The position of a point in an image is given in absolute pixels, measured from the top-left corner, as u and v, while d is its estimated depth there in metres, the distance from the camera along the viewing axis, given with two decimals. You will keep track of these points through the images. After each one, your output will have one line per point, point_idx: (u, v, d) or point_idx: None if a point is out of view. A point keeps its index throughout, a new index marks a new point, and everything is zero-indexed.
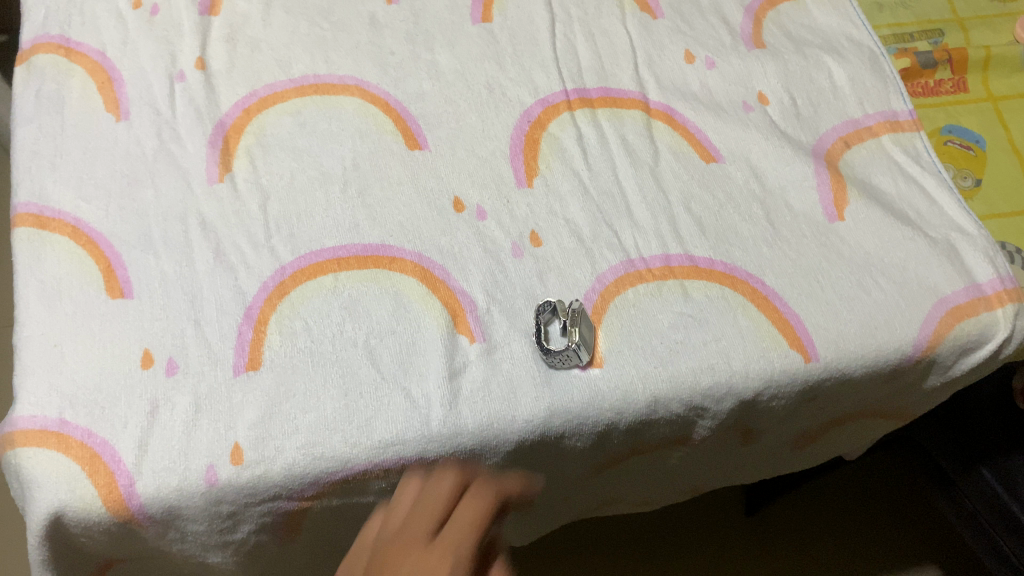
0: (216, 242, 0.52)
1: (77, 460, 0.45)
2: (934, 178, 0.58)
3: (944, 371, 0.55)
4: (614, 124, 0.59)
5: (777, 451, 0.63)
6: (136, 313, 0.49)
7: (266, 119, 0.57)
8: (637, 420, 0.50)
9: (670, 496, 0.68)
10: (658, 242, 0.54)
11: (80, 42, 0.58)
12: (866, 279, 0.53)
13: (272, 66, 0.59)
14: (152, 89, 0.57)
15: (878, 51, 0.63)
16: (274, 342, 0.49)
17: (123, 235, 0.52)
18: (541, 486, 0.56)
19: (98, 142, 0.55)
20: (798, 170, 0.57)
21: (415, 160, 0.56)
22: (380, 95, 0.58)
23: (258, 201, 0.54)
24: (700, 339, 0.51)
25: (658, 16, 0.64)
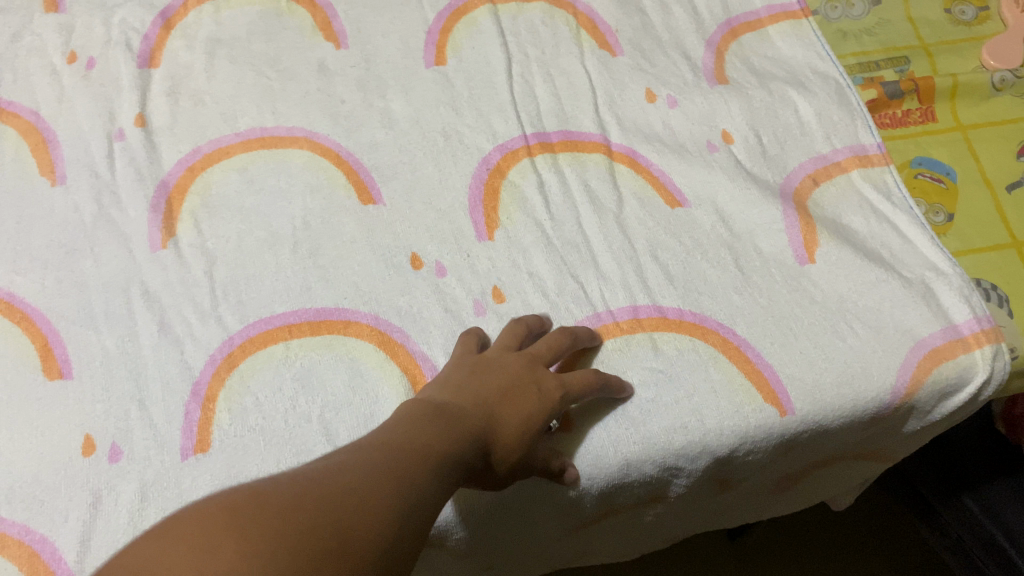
0: (161, 313, 0.49)
1: (14, 560, 0.42)
2: (906, 214, 0.57)
3: (924, 415, 0.53)
4: (576, 169, 0.57)
5: (757, 495, 0.60)
6: (76, 394, 0.47)
7: (211, 177, 0.54)
8: (610, 484, 0.48)
9: (648, 546, 0.66)
10: (625, 293, 0.52)
11: (13, 101, 0.56)
12: (840, 325, 0.52)
13: (217, 120, 0.56)
14: (90, 150, 0.55)
15: (844, 83, 0.62)
16: (223, 421, 0.46)
17: (61, 310, 0.49)
18: (512, 549, 0.53)
19: (33, 210, 0.52)
20: (767, 213, 0.56)
21: (369, 215, 0.54)
22: (331, 147, 0.56)
23: (205, 267, 0.51)
24: (672, 397, 0.49)
25: (618, 53, 0.62)
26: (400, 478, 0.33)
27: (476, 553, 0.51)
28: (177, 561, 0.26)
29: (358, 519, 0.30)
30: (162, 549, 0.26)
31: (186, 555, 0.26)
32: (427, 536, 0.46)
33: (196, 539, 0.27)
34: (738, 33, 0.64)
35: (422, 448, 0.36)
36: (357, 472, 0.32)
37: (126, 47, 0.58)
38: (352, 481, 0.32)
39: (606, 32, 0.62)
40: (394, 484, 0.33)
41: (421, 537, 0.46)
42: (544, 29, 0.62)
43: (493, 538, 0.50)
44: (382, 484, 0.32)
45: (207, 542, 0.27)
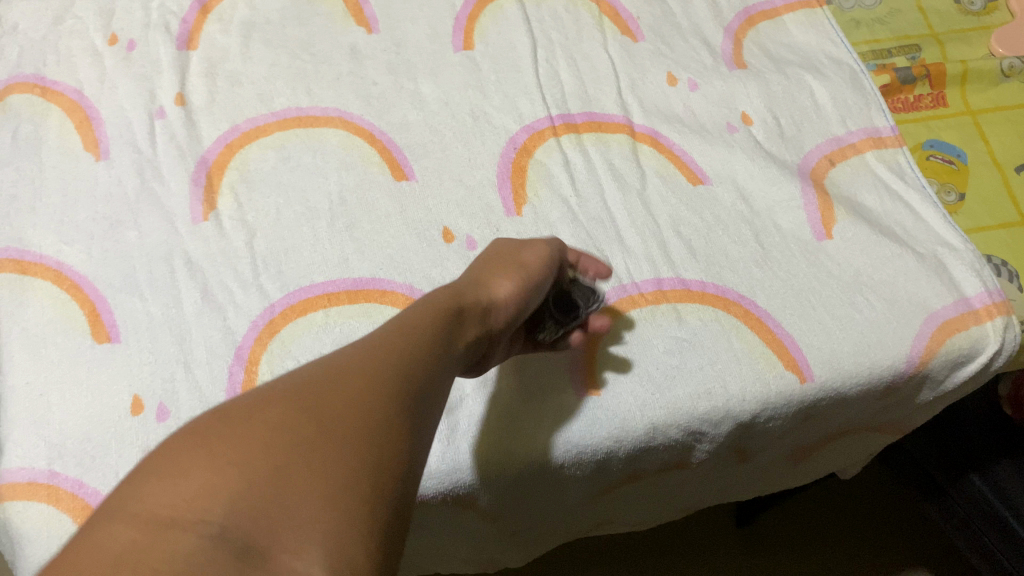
0: (203, 281, 0.51)
1: (68, 512, 0.44)
2: (919, 193, 0.59)
3: (937, 385, 0.55)
4: (600, 149, 0.59)
5: (773, 467, 0.63)
6: (124, 357, 0.48)
7: (249, 153, 0.56)
8: (637, 448, 0.49)
9: (666, 515, 0.68)
10: (649, 266, 0.54)
11: (55, 81, 0.57)
12: (857, 297, 0.54)
13: (253, 100, 0.58)
14: (132, 127, 0.56)
15: (858, 69, 0.64)
16: (266, 383, 0.48)
17: (107, 278, 0.51)
18: (540, 514, 0.55)
19: (78, 183, 0.54)
20: (785, 190, 0.58)
21: (402, 191, 0.56)
22: (364, 127, 0.58)
23: (245, 239, 0.53)
24: (696, 364, 0.50)
25: (639, 39, 0.64)
26: (396, 378, 0.32)
27: (506, 515, 0.53)
28: (150, 494, 0.26)
29: (349, 426, 0.29)
30: (141, 486, 0.27)
31: (170, 486, 0.26)
32: (461, 495, 0.48)
33: (172, 476, 0.27)
34: (755, 21, 0.66)
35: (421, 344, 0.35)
36: (351, 375, 0.32)
37: (164, 29, 0.60)
38: (345, 387, 0.31)
39: (627, 19, 0.65)
40: (389, 387, 0.32)
41: (456, 495, 0.48)
42: (567, 16, 0.64)
43: (522, 500, 0.51)
44: (376, 382, 0.32)
45: (188, 471, 0.27)
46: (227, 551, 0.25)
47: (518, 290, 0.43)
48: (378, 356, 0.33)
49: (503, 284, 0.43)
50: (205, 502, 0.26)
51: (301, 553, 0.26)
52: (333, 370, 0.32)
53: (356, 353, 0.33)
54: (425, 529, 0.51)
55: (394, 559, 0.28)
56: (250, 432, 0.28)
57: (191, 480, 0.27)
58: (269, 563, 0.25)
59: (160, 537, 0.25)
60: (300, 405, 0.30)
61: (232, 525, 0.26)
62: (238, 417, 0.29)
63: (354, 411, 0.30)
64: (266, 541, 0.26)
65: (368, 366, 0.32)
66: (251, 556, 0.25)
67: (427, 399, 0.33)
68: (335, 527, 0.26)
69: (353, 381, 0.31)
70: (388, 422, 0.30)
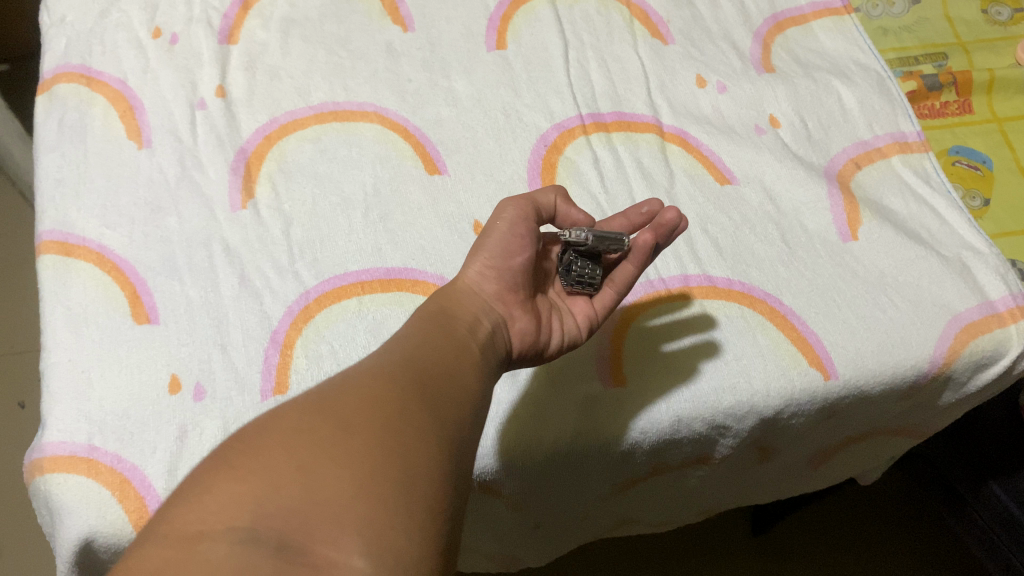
0: (241, 267, 0.52)
1: (106, 485, 0.44)
2: (944, 198, 0.60)
3: (959, 387, 0.55)
4: (629, 148, 0.60)
5: (793, 470, 0.63)
6: (162, 338, 0.49)
7: (287, 145, 0.57)
8: (662, 440, 0.50)
9: (686, 517, 0.68)
10: (676, 262, 0.55)
11: (100, 71, 0.59)
12: (881, 298, 0.54)
13: (292, 94, 0.59)
14: (173, 117, 0.58)
15: (885, 74, 0.66)
16: (300, 366, 0.49)
17: (148, 262, 0.52)
18: (563, 506, 0.56)
19: (120, 170, 0.55)
20: (811, 192, 0.59)
21: (435, 185, 0.57)
22: (399, 122, 0.59)
23: (282, 227, 0.54)
24: (721, 359, 0.51)
25: (669, 42, 0.65)
26: (405, 388, 0.33)
27: (531, 506, 0.53)
28: (180, 511, 0.26)
29: (364, 429, 0.29)
30: (167, 509, 0.26)
31: (194, 504, 0.26)
32: (488, 482, 0.48)
33: (197, 493, 0.26)
34: (783, 27, 0.68)
35: (426, 361, 0.36)
36: (360, 388, 0.32)
37: (206, 24, 0.62)
38: (354, 396, 0.31)
39: (658, 23, 0.66)
40: (399, 395, 0.32)
41: (483, 481, 0.48)
42: (598, 18, 0.66)
43: (547, 490, 0.52)
44: (381, 391, 0.32)
45: (212, 487, 0.26)
46: (263, 549, 0.24)
47: (486, 263, 0.44)
48: (386, 372, 0.34)
49: (470, 261, 0.45)
50: (231, 512, 0.25)
51: (340, 547, 0.25)
52: (343, 386, 0.32)
53: (364, 371, 0.34)
54: None
55: (433, 547, 0.28)
56: (267, 443, 0.28)
57: (216, 494, 0.26)
58: (308, 557, 0.25)
59: (192, 548, 0.24)
60: (315, 413, 0.30)
61: (263, 527, 0.25)
62: (252, 433, 0.29)
63: (368, 419, 0.30)
64: (303, 541, 0.25)
65: (377, 382, 0.32)
66: (288, 552, 0.24)
67: (442, 406, 0.34)
68: (369, 517, 0.26)
69: (363, 393, 0.31)
70: (406, 427, 0.30)
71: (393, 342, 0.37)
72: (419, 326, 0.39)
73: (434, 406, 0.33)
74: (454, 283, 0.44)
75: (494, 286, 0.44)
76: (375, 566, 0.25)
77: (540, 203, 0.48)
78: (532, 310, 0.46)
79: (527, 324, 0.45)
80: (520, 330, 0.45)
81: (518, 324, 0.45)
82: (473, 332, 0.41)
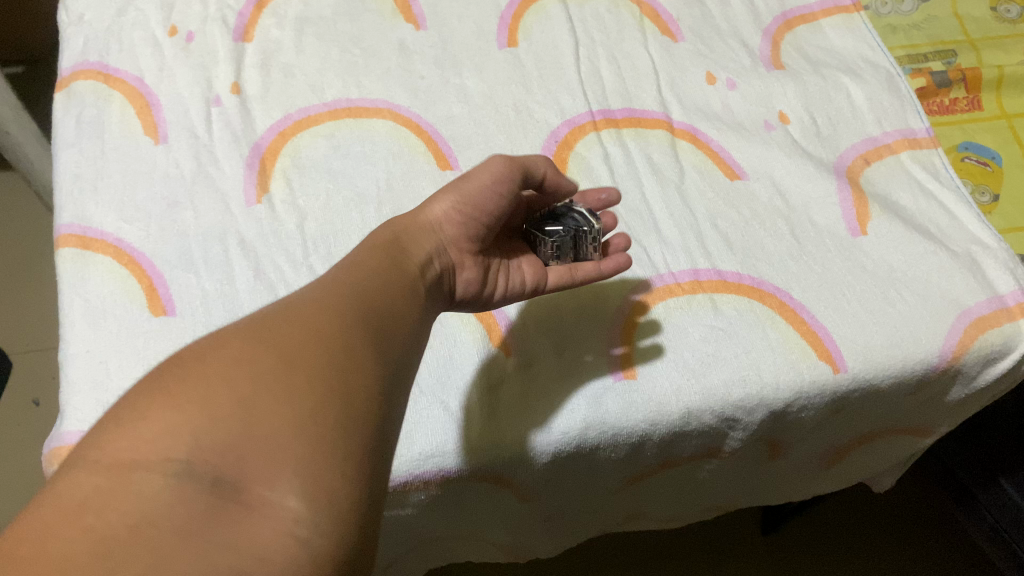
0: (256, 260, 0.53)
1: None
2: (953, 194, 0.60)
3: (969, 382, 0.55)
4: (639, 144, 0.61)
5: (805, 468, 0.63)
6: (179, 329, 0.50)
7: (301, 141, 0.58)
8: (670, 432, 0.50)
9: (697, 513, 0.69)
10: (686, 257, 0.55)
11: (118, 69, 0.60)
12: (890, 292, 0.55)
13: (306, 91, 0.60)
14: (189, 114, 0.59)
15: (894, 71, 0.66)
16: None
17: (165, 255, 0.53)
18: (574, 500, 0.56)
19: (137, 166, 0.56)
20: (821, 187, 0.59)
21: (447, 180, 0.58)
22: (411, 118, 0.60)
23: (296, 221, 0.55)
24: (731, 352, 0.51)
25: (679, 39, 0.66)
26: (348, 320, 0.33)
27: (542, 498, 0.54)
28: (114, 437, 0.26)
29: (305, 360, 0.29)
30: (101, 433, 0.26)
31: (129, 430, 0.26)
32: (497, 471, 0.49)
33: (132, 418, 0.26)
34: (792, 25, 0.68)
35: (373, 295, 0.36)
36: (303, 318, 0.32)
37: (222, 22, 0.63)
38: (297, 324, 0.31)
39: (667, 21, 0.67)
40: (342, 327, 0.32)
41: (493, 471, 0.49)
42: (609, 17, 0.66)
43: (558, 481, 0.52)
44: (323, 320, 0.32)
45: (148, 413, 0.26)
46: (198, 487, 0.25)
47: (455, 204, 0.45)
48: (329, 301, 0.34)
49: (441, 198, 0.46)
50: (166, 443, 0.26)
51: (276, 485, 0.26)
52: (285, 313, 0.32)
53: (307, 300, 0.34)
54: (462, 509, 0.52)
55: (370, 483, 0.28)
56: (204, 371, 0.28)
57: (153, 421, 0.26)
58: (243, 494, 0.25)
59: (126, 480, 0.25)
60: (255, 342, 0.30)
61: (199, 461, 0.25)
62: (192, 359, 0.29)
63: (309, 350, 0.30)
64: (238, 478, 0.26)
65: (321, 310, 0.33)
66: (224, 487, 0.25)
67: (386, 340, 0.34)
68: (306, 453, 0.26)
69: (306, 323, 0.31)
70: (347, 358, 0.31)
71: (340, 272, 0.37)
72: (369, 259, 0.39)
73: (378, 342, 0.33)
74: (417, 216, 0.45)
75: (456, 225, 0.45)
76: (310, 503, 0.26)
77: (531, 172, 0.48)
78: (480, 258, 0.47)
79: (473, 274, 0.46)
80: (466, 279, 0.45)
81: (466, 271, 0.45)
82: (422, 269, 0.41)
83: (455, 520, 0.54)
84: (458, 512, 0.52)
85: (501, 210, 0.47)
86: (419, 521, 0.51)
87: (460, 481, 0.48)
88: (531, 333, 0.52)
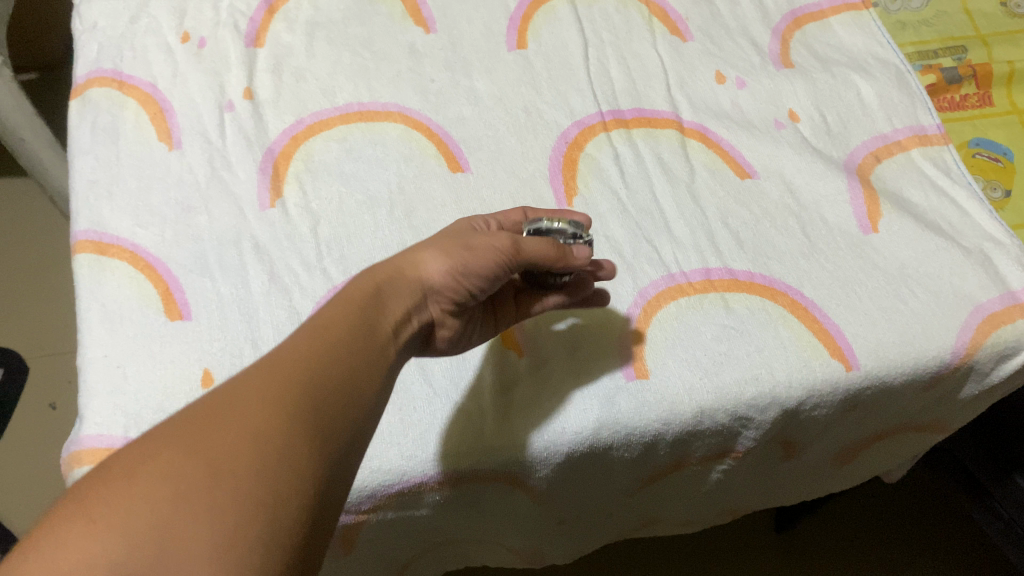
0: (270, 264, 0.54)
1: None
2: (965, 190, 0.60)
3: (981, 378, 0.55)
4: (649, 144, 0.61)
5: (818, 468, 0.63)
6: (195, 333, 0.50)
7: (313, 145, 0.59)
8: (683, 431, 0.50)
9: (712, 516, 0.68)
10: (697, 256, 0.56)
11: (131, 75, 0.61)
12: (902, 289, 0.55)
13: (317, 95, 0.61)
14: (202, 119, 0.59)
15: (904, 68, 0.66)
16: None
17: (180, 260, 0.53)
18: (588, 501, 0.56)
19: (152, 171, 0.57)
20: (832, 185, 0.60)
21: (458, 182, 0.58)
22: (422, 121, 0.60)
23: (309, 224, 0.55)
24: (743, 351, 0.52)
25: (688, 38, 0.66)
26: (294, 409, 0.31)
27: (555, 498, 0.54)
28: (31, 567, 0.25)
29: (235, 470, 0.28)
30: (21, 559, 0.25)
31: (45, 560, 0.25)
32: (510, 471, 0.49)
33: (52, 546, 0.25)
34: (802, 23, 0.68)
35: (331, 367, 0.34)
36: (244, 408, 0.30)
37: (234, 28, 0.63)
38: (234, 417, 0.30)
39: (676, 20, 0.67)
40: (286, 420, 0.30)
41: (506, 471, 0.49)
42: (617, 17, 0.67)
43: (572, 482, 0.52)
44: (266, 407, 0.30)
45: (67, 541, 0.25)
46: None
47: (451, 269, 0.42)
48: (274, 380, 0.32)
49: (437, 258, 0.42)
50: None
51: None
52: (223, 403, 0.30)
53: (252, 381, 0.32)
54: (476, 510, 0.52)
55: None
56: (129, 489, 0.27)
57: (70, 550, 0.25)
58: None
59: None
60: (184, 451, 0.28)
61: None
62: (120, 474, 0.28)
63: (241, 457, 0.28)
64: None
65: (265, 394, 0.31)
66: None
67: (334, 428, 0.32)
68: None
69: (247, 418, 0.30)
70: (284, 454, 0.29)
71: (303, 333, 0.35)
72: (337, 317, 0.37)
73: (324, 431, 0.32)
74: (409, 271, 0.41)
75: (448, 292, 0.42)
76: None
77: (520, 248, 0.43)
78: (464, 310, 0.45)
79: (450, 333, 0.45)
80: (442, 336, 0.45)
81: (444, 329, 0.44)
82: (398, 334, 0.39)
83: (470, 521, 0.54)
84: (472, 513, 0.53)
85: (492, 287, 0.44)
86: (434, 522, 0.52)
87: (475, 482, 0.49)
88: (543, 335, 0.52)
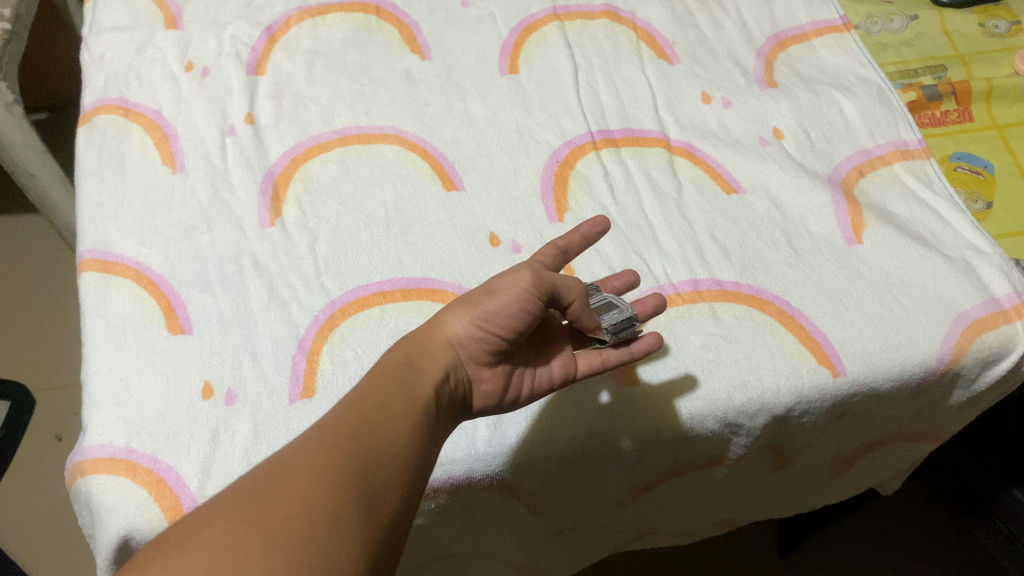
0: (270, 280, 0.55)
1: (144, 485, 0.46)
2: (947, 202, 0.62)
3: (970, 384, 0.56)
4: (638, 161, 0.63)
5: (812, 478, 0.64)
6: (197, 346, 0.52)
7: (313, 167, 0.61)
8: (672, 438, 0.51)
9: (707, 527, 0.69)
10: (686, 268, 0.57)
11: (137, 103, 0.63)
12: (888, 297, 0.56)
13: (317, 119, 0.63)
14: (205, 143, 0.61)
15: (886, 86, 0.68)
16: (326, 371, 0.51)
17: (182, 278, 0.55)
18: (584, 510, 0.57)
19: (156, 194, 0.59)
20: (816, 198, 0.61)
21: (452, 200, 0.60)
22: (418, 143, 0.62)
23: (308, 242, 0.57)
24: (731, 358, 0.53)
25: (675, 61, 0.68)
26: (339, 475, 0.35)
27: (551, 507, 0.55)
28: None
29: (287, 534, 0.31)
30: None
31: None
32: (502, 480, 0.50)
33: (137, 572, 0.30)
34: (785, 45, 0.71)
35: (371, 435, 0.37)
36: (300, 470, 0.34)
37: (236, 57, 0.66)
38: (289, 479, 0.34)
39: (663, 44, 0.69)
40: (333, 485, 0.34)
41: (502, 479, 0.50)
42: (607, 42, 0.69)
43: (566, 490, 0.53)
44: (321, 468, 0.35)
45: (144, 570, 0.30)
46: None
47: (474, 320, 0.44)
48: (323, 447, 0.36)
49: (458, 315, 0.44)
50: None
51: None
52: (280, 468, 0.35)
53: (300, 455, 0.35)
54: (473, 520, 0.53)
55: None
56: (187, 562, 0.30)
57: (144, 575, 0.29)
58: None
59: None
60: (238, 522, 0.32)
61: None
62: (190, 527, 0.32)
63: (290, 517, 0.32)
64: None
65: (315, 458, 0.35)
66: None
67: (382, 485, 0.36)
68: None
69: (296, 485, 0.34)
70: (332, 508, 0.33)
71: (349, 403, 0.39)
72: (379, 385, 0.40)
73: (368, 494, 0.35)
74: (434, 336, 0.44)
75: (477, 343, 0.45)
76: None
77: (557, 288, 0.46)
78: (503, 370, 0.46)
79: (492, 387, 0.46)
80: (483, 392, 0.46)
81: (482, 385, 0.46)
82: (435, 397, 0.42)
83: (467, 533, 0.55)
84: (469, 524, 0.53)
85: (525, 323, 0.45)
86: (430, 534, 0.52)
87: (469, 490, 0.50)
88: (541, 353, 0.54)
